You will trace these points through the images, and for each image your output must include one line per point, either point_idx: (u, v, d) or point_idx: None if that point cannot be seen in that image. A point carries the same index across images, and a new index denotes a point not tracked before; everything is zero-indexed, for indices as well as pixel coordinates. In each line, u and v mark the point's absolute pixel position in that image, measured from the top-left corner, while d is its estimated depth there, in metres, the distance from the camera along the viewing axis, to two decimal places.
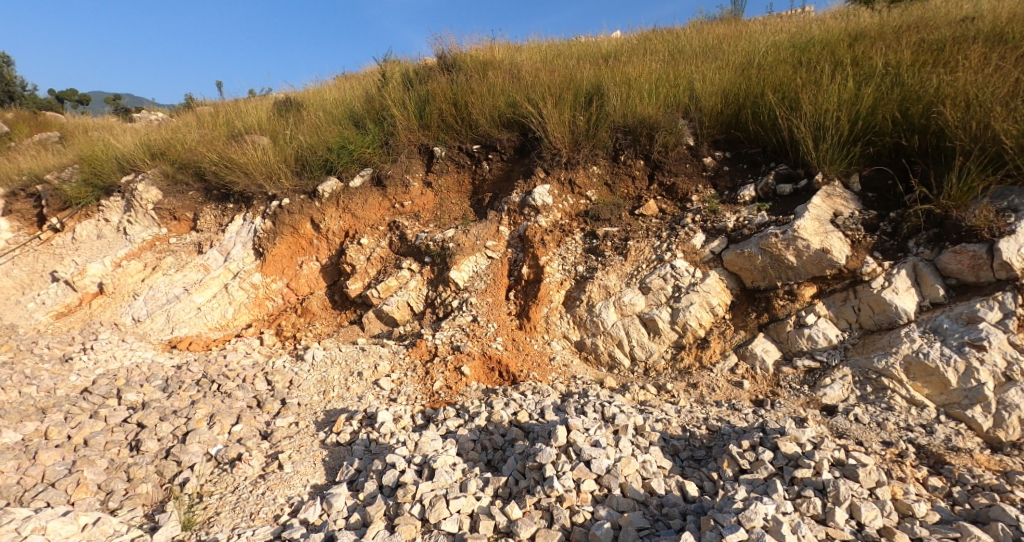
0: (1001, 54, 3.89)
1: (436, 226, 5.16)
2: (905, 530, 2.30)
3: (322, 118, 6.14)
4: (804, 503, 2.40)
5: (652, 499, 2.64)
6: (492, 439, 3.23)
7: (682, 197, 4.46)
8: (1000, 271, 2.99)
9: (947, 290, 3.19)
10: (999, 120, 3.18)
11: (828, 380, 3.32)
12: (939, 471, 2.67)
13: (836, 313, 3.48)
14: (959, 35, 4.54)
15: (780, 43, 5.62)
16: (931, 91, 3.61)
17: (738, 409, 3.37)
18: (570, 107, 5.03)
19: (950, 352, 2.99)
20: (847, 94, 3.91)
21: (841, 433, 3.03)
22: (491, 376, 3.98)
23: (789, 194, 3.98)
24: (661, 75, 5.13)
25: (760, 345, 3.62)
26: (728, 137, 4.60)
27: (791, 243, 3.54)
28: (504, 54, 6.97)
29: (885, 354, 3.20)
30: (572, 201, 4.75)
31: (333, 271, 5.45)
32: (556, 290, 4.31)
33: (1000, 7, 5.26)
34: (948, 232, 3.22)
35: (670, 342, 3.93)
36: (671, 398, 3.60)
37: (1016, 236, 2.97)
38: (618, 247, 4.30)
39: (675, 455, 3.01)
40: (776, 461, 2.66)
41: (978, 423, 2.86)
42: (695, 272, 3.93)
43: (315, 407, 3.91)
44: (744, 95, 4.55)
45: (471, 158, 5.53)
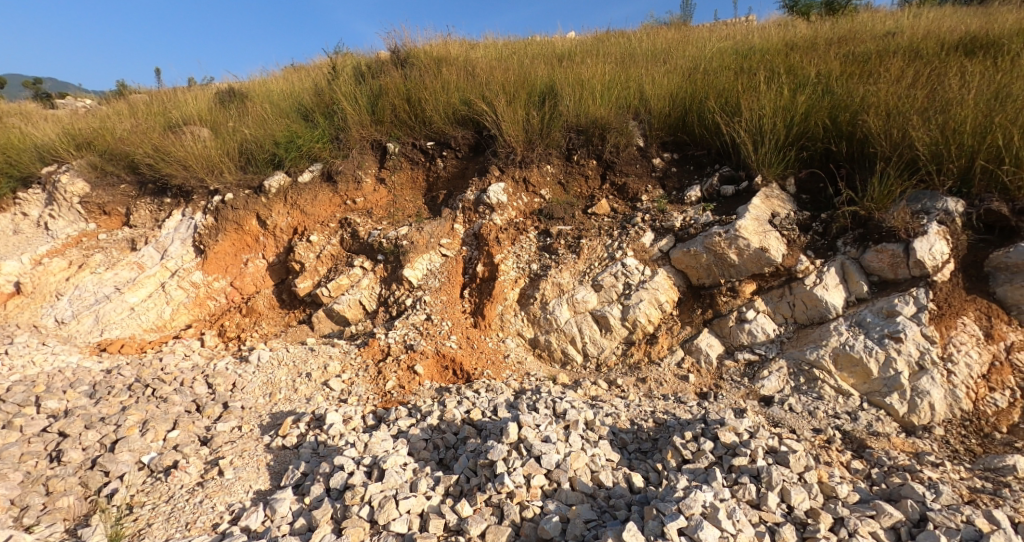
0: (918, 68, 4.20)
1: (389, 223, 5.09)
2: (829, 510, 2.45)
3: (268, 111, 5.94)
4: (741, 489, 2.53)
5: (599, 492, 2.71)
6: (444, 438, 3.24)
7: (632, 196, 4.58)
8: (915, 268, 3.25)
9: (871, 286, 3.42)
10: (915, 128, 3.43)
11: (766, 372, 3.50)
12: (861, 455, 2.87)
13: (774, 309, 3.67)
14: (882, 49, 4.88)
15: (723, 50, 5.86)
16: (857, 101, 3.87)
17: (684, 402, 3.50)
18: (523, 106, 5.07)
19: (872, 344, 3.22)
20: (783, 101, 4.12)
21: (776, 422, 3.21)
22: (444, 375, 3.97)
23: (731, 195, 4.17)
24: (612, 77, 5.25)
25: (704, 340, 3.78)
26: (675, 139, 4.76)
27: (733, 242, 3.71)
28: (459, 50, 6.94)
29: (816, 347, 3.41)
30: (526, 199, 4.80)
31: (281, 269, 5.29)
32: (510, 287, 4.33)
33: (919, 24, 5.67)
34: (871, 232, 3.45)
35: (620, 339, 4.04)
36: (621, 393, 3.69)
37: (928, 236, 3.22)
38: (571, 246, 4.37)
39: (624, 448, 3.09)
40: (716, 451, 2.79)
41: (896, 409, 3.10)
42: (644, 271, 4.05)
43: (260, 410, 3.79)
44: (690, 99, 4.72)
45: (425, 155, 5.48)
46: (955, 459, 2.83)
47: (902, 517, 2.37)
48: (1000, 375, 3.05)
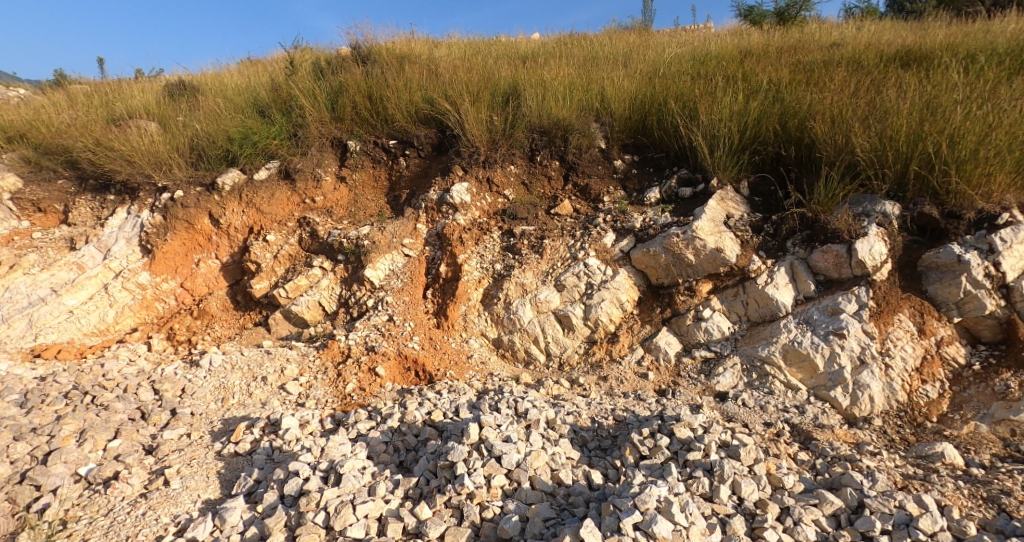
0: (861, 77, 4.42)
1: (350, 223, 4.99)
2: (776, 500, 2.55)
3: (221, 105, 5.73)
4: (694, 483, 2.60)
5: (559, 490, 2.74)
6: (405, 440, 3.20)
7: (594, 197, 4.65)
8: (857, 268, 3.42)
9: (817, 285, 3.59)
10: (857, 135, 3.61)
11: (721, 369, 3.61)
12: (808, 447, 3.00)
13: (729, 307, 3.79)
14: (828, 59, 5.11)
15: (681, 55, 6.02)
16: (805, 107, 4.04)
17: (643, 399, 3.57)
18: (486, 105, 5.08)
19: (819, 340, 3.37)
20: (738, 106, 4.25)
21: (730, 417, 3.33)
22: (407, 376, 3.93)
23: (689, 197, 4.28)
24: (574, 79, 5.31)
25: (663, 338, 3.87)
26: (636, 142, 4.86)
27: (690, 243, 3.81)
28: (422, 49, 6.88)
29: (767, 343, 3.54)
30: (489, 200, 4.80)
31: (235, 270, 5.12)
32: (474, 287, 4.32)
33: (862, 36, 5.96)
34: (818, 234, 3.62)
35: (583, 338, 4.09)
36: (583, 391, 3.74)
37: (869, 237, 3.40)
38: (534, 246, 4.40)
39: (584, 446, 3.13)
40: (672, 446, 2.85)
41: (839, 402, 3.25)
42: (605, 271, 4.11)
43: (211, 416, 3.66)
44: (650, 102, 4.82)
45: (387, 154, 5.41)
46: (891, 448, 2.99)
47: (842, 504, 2.49)
48: (931, 368, 3.24)
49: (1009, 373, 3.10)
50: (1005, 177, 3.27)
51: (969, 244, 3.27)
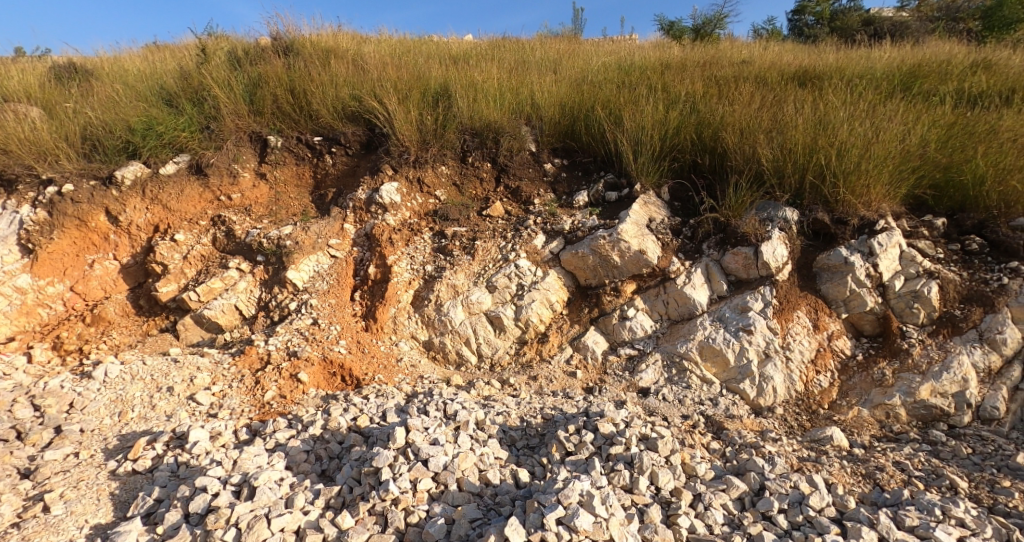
0: (766, 93, 4.79)
1: (271, 222, 4.75)
2: (690, 488, 2.69)
3: (121, 92, 5.30)
4: (616, 475, 2.69)
5: (486, 490, 2.74)
6: (328, 448, 3.10)
7: (525, 199, 4.70)
8: (762, 269, 3.70)
9: (729, 285, 3.84)
10: (762, 146, 3.90)
11: (644, 366, 3.77)
12: (720, 436, 3.19)
13: (651, 307, 3.96)
14: (738, 75, 5.50)
15: (607, 64, 6.25)
16: (718, 118, 4.32)
17: (571, 397, 3.66)
18: (415, 105, 5.03)
19: (729, 336, 3.61)
20: (659, 114, 4.47)
21: (652, 411, 3.48)
22: (332, 382, 3.79)
23: (614, 201, 4.44)
24: (504, 82, 5.37)
25: (590, 337, 3.98)
26: (565, 145, 4.98)
27: (616, 244, 3.96)
28: (349, 44, 6.68)
29: (685, 340, 3.73)
30: (420, 200, 4.73)
31: (138, 272, 4.73)
32: (404, 289, 4.25)
33: (768, 56, 6.45)
34: (730, 237, 3.87)
35: (513, 339, 4.12)
36: (513, 391, 3.77)
37: (773, 240, 3.68)
38: (466, 247, 4.38)
39: (512, 445, 3.15)
40: (596, 441, 2.95)
41: (748, 394, 3.50)
42: (536, 272, 4.17)
43: (105, 433, 3.36)
44: (578, 108, 4.97)
45: (312, 151, 5.21)
46: (791, 434, 3.25)
47: (746, 488, 2.67)
48: (823, 360, 3.55)
49: (884, 361, 3.46)
50: (883, 188, 3.65)
51: (855, 247, 3.62)
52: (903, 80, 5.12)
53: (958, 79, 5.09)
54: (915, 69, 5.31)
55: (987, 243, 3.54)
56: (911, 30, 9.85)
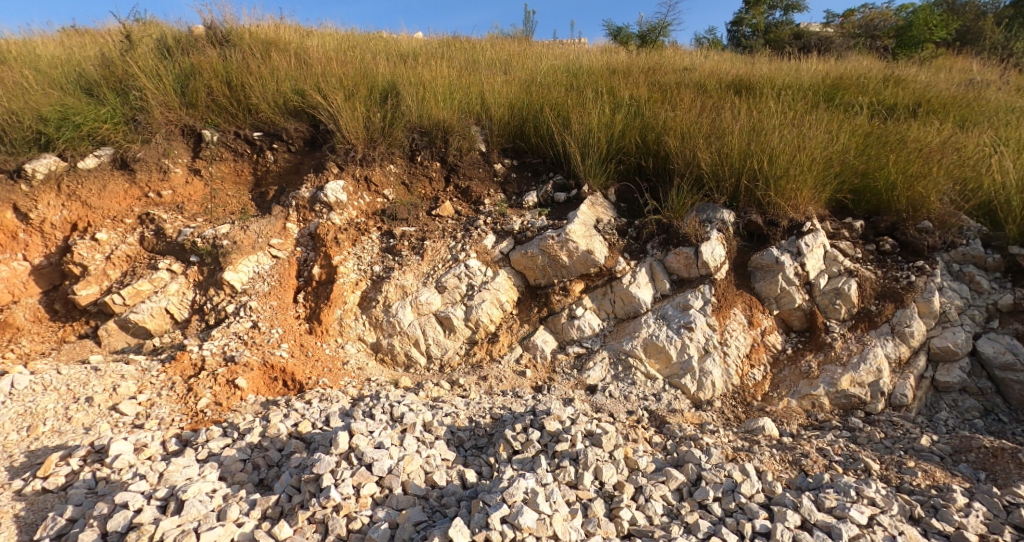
0: (706, 100, 4.98)
1: (206, 220, 4.51)
2: (632, 481, 2.75)
3: (33, 78, 4.90)
4: (561, 472, 2.72)
5: (432, 492, 2.70)
6: (266, 456, 2.97)
7: (475, 199, 4.68)
8: (702, 268, 3.84)
9: (672, 283, 3.96)
10: (701, 150, 4.06)
11: (592, 363, 3.83)
12: (662, 430, 3.28)
13: (599, 306, 4.03)
14: (680, 81, 5.70)
15: (556, 66, 6.33)
16: (661, 123, 4.46)
17: (520, 396, 3.67)
18: (361, 101, 4.92)
19: (672, 333, 3.73)
20: (606, 117, 4.56)
21: (599, 408, 3.54)
22: (273, 387, 3.63)
23: (563, 202, 4.50)
24: (453, 81, 5.34)
25: (540, 336, 4.01)
26: (515, 146, 5.01)
27: (564, 245, 4.00)
28: (293, 37, 6.46)
29: (631, 338, 3.82)
30: (367, 199, 4.62)
31: (53, 273, 4.37)
32: (351, 290, 4.13)
33: (707, 64, 6.72)
34: (672, 238, 4.00)
35: (463, 339, 4.09)
36: (463, 392, 3.74)
37: (711, 241, 3.84)
38: (415, 247, 4.32)
39: (460, 446, 3.12)
40: (542, 439, 2.97)
41: (689, 388, 3.62)
42: (486, 272, 4.16)
43: (13, 450, 3.09)
44: (527, 109, 5.01)
45: (251, 147, 4.99)
46: (727, 426, 3.40)
47: (684, 478, 2.75)
48: (757, 354, 3.73)
49: (811, 354, 3.66)
50: (808, 192, 3.87)
51: (785, 247, 3.82)
52: (828, 91, 5.46)
53: (876, 92, 5.48)
54: (839, 82, 5.68)
55: (898, 245, 3.81)
56: (834, 45, 10.52)
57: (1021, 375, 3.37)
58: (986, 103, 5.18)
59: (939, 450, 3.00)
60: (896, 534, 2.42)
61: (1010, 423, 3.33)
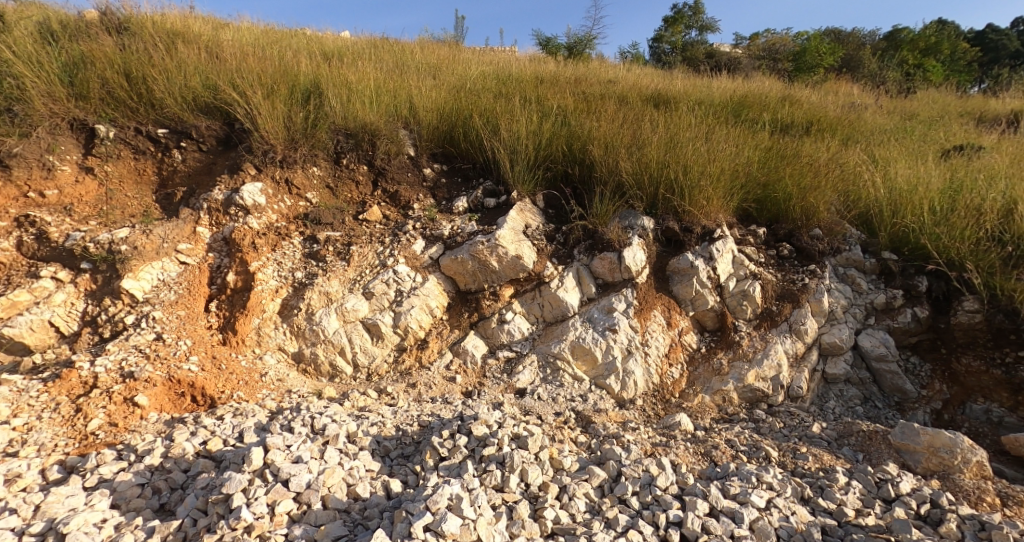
0: (627, 112, 5.22)
1: (101, 224, 4.13)
2: (556, 481, 2.81)
3: None
4: (488, 476, 2.74)
5: (354, 505, 2.62)
6: (169, 479, 2.77)
7: (404, 204, 4.60)
8: (625, 273, 4.01)
9: (597, 287, 4.10)
10: (623, 160, 4.25)
11: (521, 367, 3.88)
12: (588, 430, 3.37)
13: (528, 310, 4.09)
14: (604, 93, 5.94)
15: (486, 73, 6.39)
16: (585, 132, 4.62)
17: (450, 402, 3.63)
18: (282, 100, 4.73)
19: (597, 336, 3.86)
20: (533, 125, 4.67)
21: (527, 410, 3.59)
22: (180, 404, 3.37)
23: (493, 207, 4.54)
24: (380, 84, 5.27)
25: (470, 342, 4.00)
26: (444, 151, 5.01)
27: (494, 250, 4.03)
28: (204, 29, 6.09)
29: (559, 341, 3.91)
30: (288, 202, 4.43)
31: None
32: (270, 298, 3.94)
33: (628, 77, 7.04)
34: (597, 243, 4.14)
35: (392, 346, 4.00)
36: (391, 400, 3.66)
37: (633, 247, 4.02)
38: (340, 252, 4.19)
39: (386, 455, 3.05)
40: (469, 444, 2.97)
41: (613, 388, 3.76)
42: (415, 277, 4.11)
43: None
44: (456, 115, 5.04)
45: (155, 144, 4.66)
46: (648, 423, 3.56)
47: (606, 475, 2.85)
48: (675, 354, 3.93)
49: (722, 352, 3.92)
50: (719, 201, 4.14)
51: (699, 252, 4.06)
52: (735, 108, 5.89)
53: (776, 111, 5.98)
54: (744, 100, 6.14)
55: (794, 250, 4.17)
56: (741, 65, 11.35)
57: (891, 365, 3.80)
58: (865, 124, 5.81)
59: (827, 435, 3.27)
60: (789, 514, 2.64)
61: (884, 408, 3.75)
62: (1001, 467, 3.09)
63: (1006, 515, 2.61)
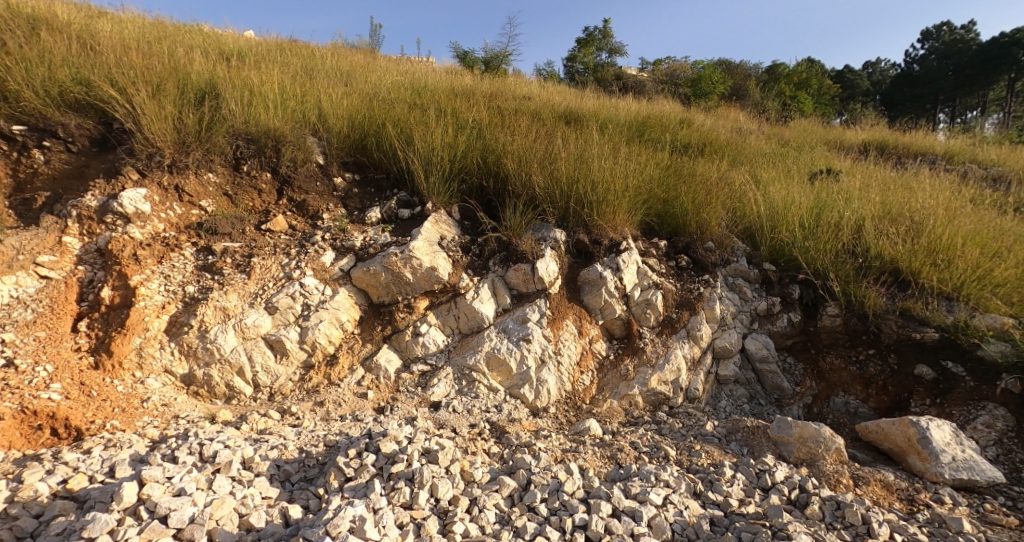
0: (540, 127, 5.39)
1: None
2: (467, 494, 2.80)
3: None
4: (396, 493, 2.68)
5: (247, 537, 2.46)
6: (17, 526, 2.43)
7: (313, 214, 4.42)
8: (539, 284, 4.10)
9: (512, 298, 4.15)
10: (535, 174, 4.38)
11: (436, 380, 3.83)
12: (501, 440, 3.40)
13: (443, 322, 4.05)
14: (518, 108, 6.09)
15: (400, 82, 6.34)
16: (499, 146, 4.71)
17: (360, 419, 3.49)
18: (171, 100, 4.39)
19: (512, 346, 3.91)
20: (448, 138, 4.69)
21: (442, 424, 3.54)
22: (35, 438, 2.97)
23: (408, 218, 4.47)
24: (286, 89, 5.08)
25: (383, 356, 3.88)
26: (356, 160, 4.88)
27: (408, 261, 3.97)
28: (77, 18, 5.54)
29: (474, 352, 3.92)
30: (179, 211, 4.09)
31: None
32: (155, 315, 3.60)
33: (541, 94, 7.26)
34: (512, 255, 4.21)
35: (298, 363, 3.81)
36: (295, 421, 3.46)
37: (546, 258, 4.13)
38: (239, 264, 3.93)
39: (286, 480, 2.88)
40: (377, 462, 2.89)
41: (527, 397, 3.83)
42: (324, 290, 3.95)
43: None
44: (368, 124, 4.95)
45: (10, 143, 4.14)
46: (560, 429, 3.65)
47: (516, 484, 2.88)
48: (586, 361, 4.07)
49: (629, 358, 4.11)
50: (624, 215, 4.38)
51: (607, 263, 4.25)
52: (639, 128, 6.28)
53: (675, 132, 6.45)
54: (647, 120, 6.57)
55: (691, 261, 4.48)
56: (646, 88, 12.11)
57: (772, 366, 4.19)
58: (750, 148, 6.41)
59: (718, 432, 3.53)
60: (683, 509, 2.81)
61: (767, 405, 4.12)
62: (854, 451, 3.48)
63: (858, 494, 2.97)
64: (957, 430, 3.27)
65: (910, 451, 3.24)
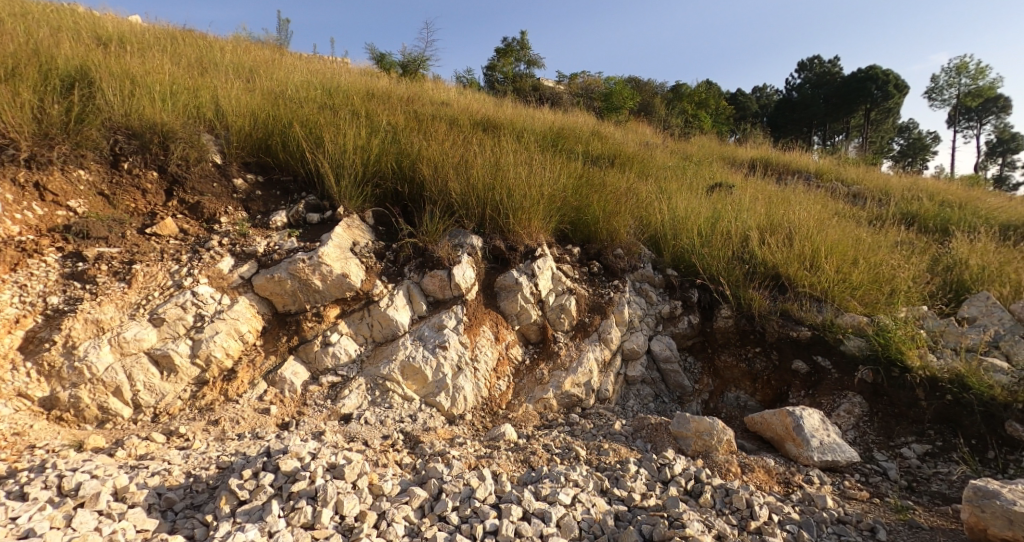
0: (456, 133, 5.36)
1: None
2: (375, 508, 2.68)
3: None
4: (295, 514, 2.52)
5: None
6: None
7: (208, 217, 4.06)
8: (455, 290, 4.05)
9: (428, 305, 4.06)
10: (450, 180, 4.34)
11: (347, 392, 3.65)
12: (414, 451, 3.29)
13: (356, 330, 3.88)
14: (435, 113, 6.02)
15: (309, 81, 6.06)
16: (414, 150, 4.62)
17: (261, 437, 3.23)
18: (30, 88, 3.89)
19: (427, 353, 3.82)
20: (361, 141, 4.54)
21: (352, 437, 3.37)
22: None
23: (317, 223, 4.25)
24: (177, 82, 4.68)
25: (288, 369, 3.64)
26: (258, 161, 4.58)
27: (317, 268, 3.78)
28: None
29: (388, 361, 3.78)
30: (39, 211, 3.61)
31: None
32: (4, 332, 3.14)
33: (458, 101, 7.24)
34: (428, 261, 4.14)
35: (189, 380, 3.47)
36: (184, 443, 3.14)
37: (462, 264, 4.09)
38: (117, 272, 3.54)
39: (169, 509, 2.61)
40: (275, 482, 2.70)
41: (443, 405, 3.74)
42: (221, 299, 3.65)
43: None
44: (273, 123, 4.66)
45: None
46: (476, 436, 3.60)
47: (427, 495, 2.81)
48: (502, 367, 4.06)
49: (544, 363, 4.16)
50: (539, 222, 4.45)
51: (523, 269, 4.28)
52: (554, 138, 6.43)
53: (587, 143, 6.68)
54: (560, 131, 6.75)
55: (602, 267, 4.63)
56: (562, 100, 12.47)
57: (674, 365, 4.42)
58: (655, 161, 6.78)
59: (625, 431, 3.66)
60: (591, 506, 2.87)
61: (670, 402, 4.33)
62: (742, 441, 3.74)
63: (745, 480, 3.20)
64: (824, 417, 3.63)
65: (787, 439, 3.52)
